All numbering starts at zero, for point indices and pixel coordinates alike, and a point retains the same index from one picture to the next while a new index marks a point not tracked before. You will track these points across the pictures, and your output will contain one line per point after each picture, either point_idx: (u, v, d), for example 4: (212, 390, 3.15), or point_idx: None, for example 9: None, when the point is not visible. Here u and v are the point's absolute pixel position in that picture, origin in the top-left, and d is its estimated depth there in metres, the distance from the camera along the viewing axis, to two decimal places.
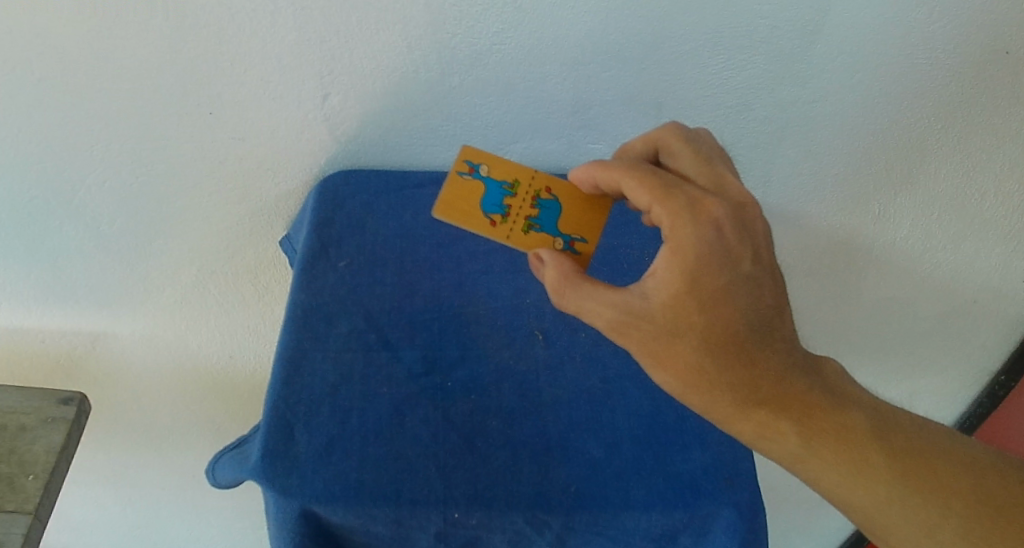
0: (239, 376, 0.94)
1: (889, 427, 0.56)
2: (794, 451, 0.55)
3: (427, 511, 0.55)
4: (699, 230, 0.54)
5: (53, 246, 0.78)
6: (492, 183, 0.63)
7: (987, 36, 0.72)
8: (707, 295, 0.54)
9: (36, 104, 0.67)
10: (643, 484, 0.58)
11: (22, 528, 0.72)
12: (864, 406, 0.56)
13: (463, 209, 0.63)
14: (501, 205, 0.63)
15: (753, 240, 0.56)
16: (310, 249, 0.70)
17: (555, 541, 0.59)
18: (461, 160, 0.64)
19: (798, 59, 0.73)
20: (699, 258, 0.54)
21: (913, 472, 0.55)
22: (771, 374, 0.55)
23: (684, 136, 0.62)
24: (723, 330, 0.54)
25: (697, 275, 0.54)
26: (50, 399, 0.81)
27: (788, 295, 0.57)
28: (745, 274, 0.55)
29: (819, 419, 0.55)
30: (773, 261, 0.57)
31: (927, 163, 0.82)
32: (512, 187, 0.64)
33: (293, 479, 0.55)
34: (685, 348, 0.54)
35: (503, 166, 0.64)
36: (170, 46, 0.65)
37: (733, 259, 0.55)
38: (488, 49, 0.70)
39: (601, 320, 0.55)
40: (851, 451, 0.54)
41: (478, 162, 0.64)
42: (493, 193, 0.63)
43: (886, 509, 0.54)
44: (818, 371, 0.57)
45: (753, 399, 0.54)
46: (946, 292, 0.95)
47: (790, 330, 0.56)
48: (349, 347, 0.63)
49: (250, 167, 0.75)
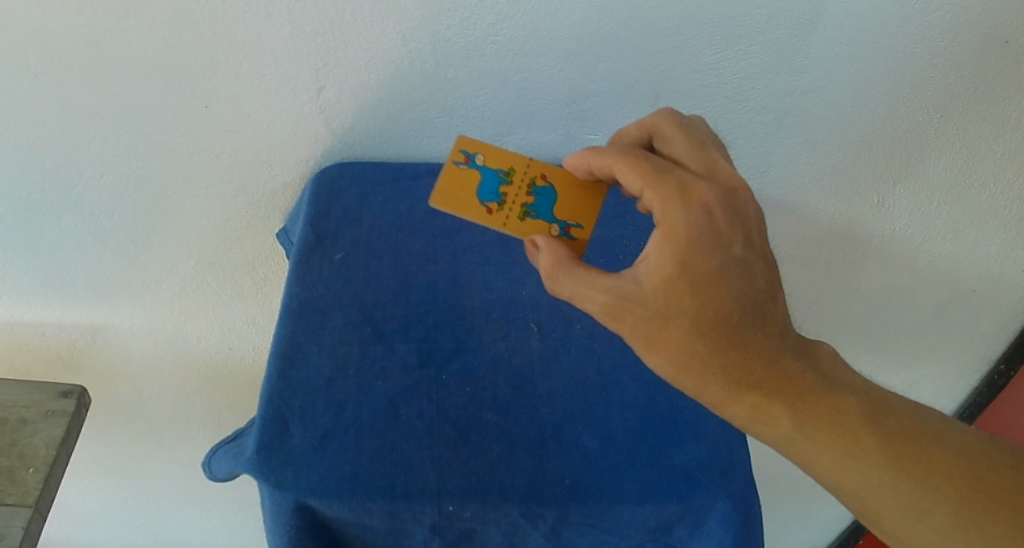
0: (238, 367, 0.94)
1: (883, 412, 0.55)
2: (786, 435, 0.54)
3: (422, 504, 0.56)
4: (691, 214, 0.55)
5: (50, 240, 0.78)
6: (487, 171, 0.63)
7: (986, 25, 0.72)
8: (697, 278, 0.54)
9: (33, 100, 0.67)
10: (638, 477, 0.59)
11: (22, 521, 0.72)
12: (858, 391, 0.56)
13: (459, 197, 0.62)
14: (496, 193, 0.63)
15: (743, 224, 0.56)
16: (304, 242, 0.70)
17: (550, 534, 0.59)
18: (456, 150, 0.64)
19: (795, 48, 0.72)
20: (690, 242, 0.54)
21: (906, 457, 0.54)
22: (763, 357, 0.54)
23: (678, 121, 0.62)
24: (714, 313, 0.54)
25: (688, 258, 0.54)
26: (50, 393, 0.81)
27: (779, 279, 0.57)
28: (737, 257, 0.55)
29: (812, 404, 0.55)
30: (765, 246, 0.57)
31: (926, 152, 0.82)
32: (507, 175, 0.64)
33: (288, 473, 0.55)
34: (677, 331, 0.54)
35: (497, 155, 0.64)
36: (165, 40, 0.65)
37: (724, 242, 0.55)
38: (483, 40, 0.69)
39: (594, 305, 0.56)
40: (843, 435, 0.54)
41: (473, 152, 0.64)
42: (489, 181, 0.63)
43: (877, 494, 0.54)
44: (811, 354, 0.56)
45: (746, 383, 0.54)
46: (946, 281, 0.95)
47: (784, 314, 0.56)
48: (344, 340, 0.63)
49: (246, 160, 0.75)
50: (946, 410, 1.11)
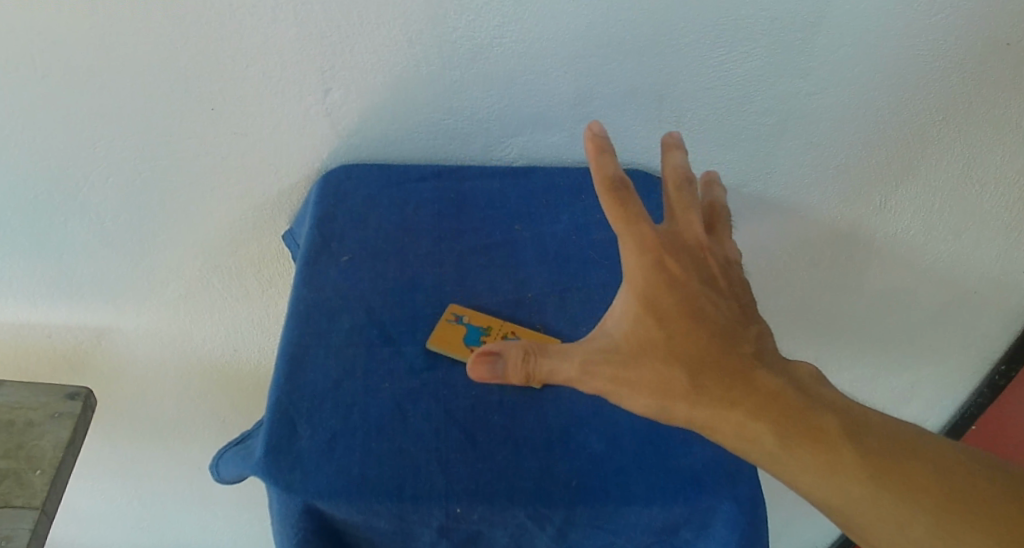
0: (243, 368, 0.94)
1: (864, 427, 0.53)
2: (770, 452, 0.52)
3: (430, 506, 0.55)
4: (654, 252, 0.57)
5: (57, 242, 0.79)
6: (472, 329, 0.65)
7: (988, 29, 0.72)
8: (662, 312, 0.56)
9: (39, 102, 0.67)
10: (644, 479, 0.58)
11: (30, 523, 0.72)
12: (838, 408, 0.54)
13: (449, 339, 0.64)
14: (479, 339, 0.64)
15: (706, 264, 0.59)
16: (312, 244, 0.70)
17: (557, 536, 0.59)
18: (448, 315, 0.66)
19: (799, 51, 0.73)
20: (654, 281, 0.57)
21: (888, 471, 0.51)
22: (738, 383, 0.54)
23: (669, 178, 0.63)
24: (682, 348, 0.55)
25: (653, 297, 0.56)
26: (56, 395, 0.82)
27: (752, 323, 0.58)
28: (699, 294, 0.57)
29: (793, 419, 0.52)
30: (737, 293, 0.59)
31: (928, 155, 0.82)
32: (489, 330, 0.65)
33: (297, 475, 0.55)
34: (650, 362, 0.54)
35: (482, 318, 0.66)
36: (171, 43, 0.65)
37: (685, 282, 0.57)
38: (488, 42, 0.69)
39: (571, 369, 0.55)
40: (824, 448, 0.51)
41: (462, 315, 0.66)
42: (473, 333, 0.64)
43: (859, 507, 0.51)
44: (789, 374, 0.55)
45: (724, 400, 0.53)
46: (947, 282, 0.95)
47: (762, 342, 0.57)
48: (351, 342, 0.63)
49: (253, 161, 0.75)
50: (947, 411, 1.11)
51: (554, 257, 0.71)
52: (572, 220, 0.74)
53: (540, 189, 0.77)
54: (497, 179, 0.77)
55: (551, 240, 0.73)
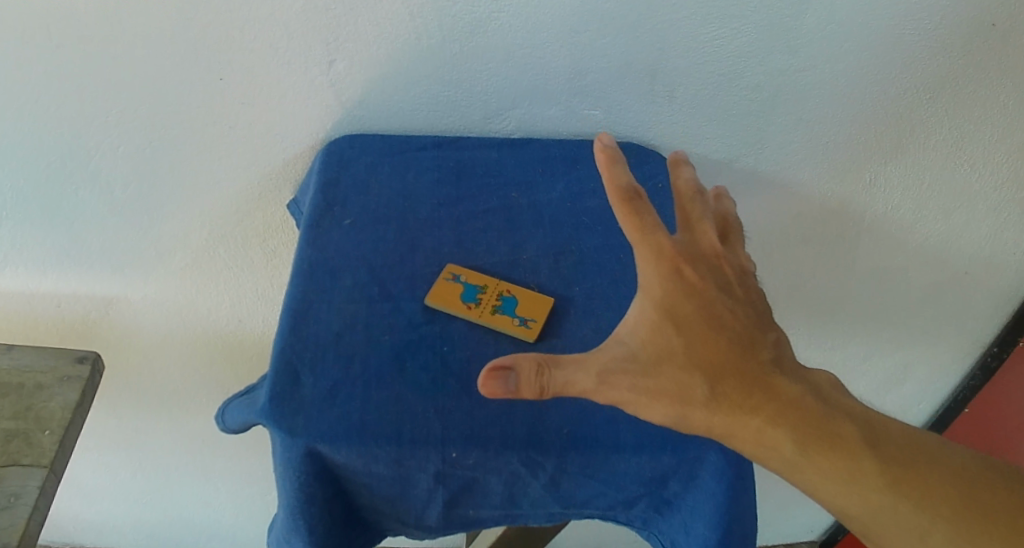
0: (247, 340, 0.96)
1: (883, 437, 0.54)
2: (790, 461, 0.52)
3: (427, 451, 0.58)
4: (671, 260, 0.56)
5: (68, 211, 0.81)
6: (469, 287, 0.67)
7: (970, 8, 0.75)
8: (680, 319, 0.55)
9: (53, 72, 0.70)
10: (634, 428, 0.60)
11: (39, 480, 0.74)
12: (856, 416, 0.54)
13: (446, 295, 0.66)
14: (474, 298, 0.66)
15: (722, 272, 0.58)
16: (316, 209, 0.72)
17: (550, 484, 0.61)
18: (447, 272, 0.68)
19: (787, 28, 0.75)
20: (672, 290, 0.55)
21: (906, 479, 0.52)
22: (760, 394, 0.53)
23: (684, 188, 0.62)
24: (703, 357, 0.54)
25: (672, 305, 0.55)
26: (65, 359, 0.84)
27: (769, 333, 0.57)
28: (718, 304, 0.56)
29: (813, 429, 0.52)
30: (754, 303, 0.58)
31: (916, 134, 0.85)
32: (484, 289, 0.67)
33: (300, 420, 0.58)
34: (671, 371, 0.53)
35: (479, 276, 0.68)
36: (181, 15, 0.68)
37: (704, 292, 0.56)
38: (487, 17, 0.72)
39: (588, 381, 0.52)
40: (843, 456, 0.52)
41: (461, 273, 0.68)
42: (470, 291, 0.67)
43: (879, 514, 0.52)
44: (809, 382, 0.55)
45: (746, 407, 0.52)
46: (936, 262, 0.98)
47: (782, 350, 0.56)
48: (353, 298, 0.65)
49: (259, 131, 0.78)
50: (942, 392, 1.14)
51: (550, 223, 0.74)
52: (566, 189, 0.77)
53: (537, 160, 0.79)
54: (495, 150, 0.80)
55: (547, 207, 0.75)
